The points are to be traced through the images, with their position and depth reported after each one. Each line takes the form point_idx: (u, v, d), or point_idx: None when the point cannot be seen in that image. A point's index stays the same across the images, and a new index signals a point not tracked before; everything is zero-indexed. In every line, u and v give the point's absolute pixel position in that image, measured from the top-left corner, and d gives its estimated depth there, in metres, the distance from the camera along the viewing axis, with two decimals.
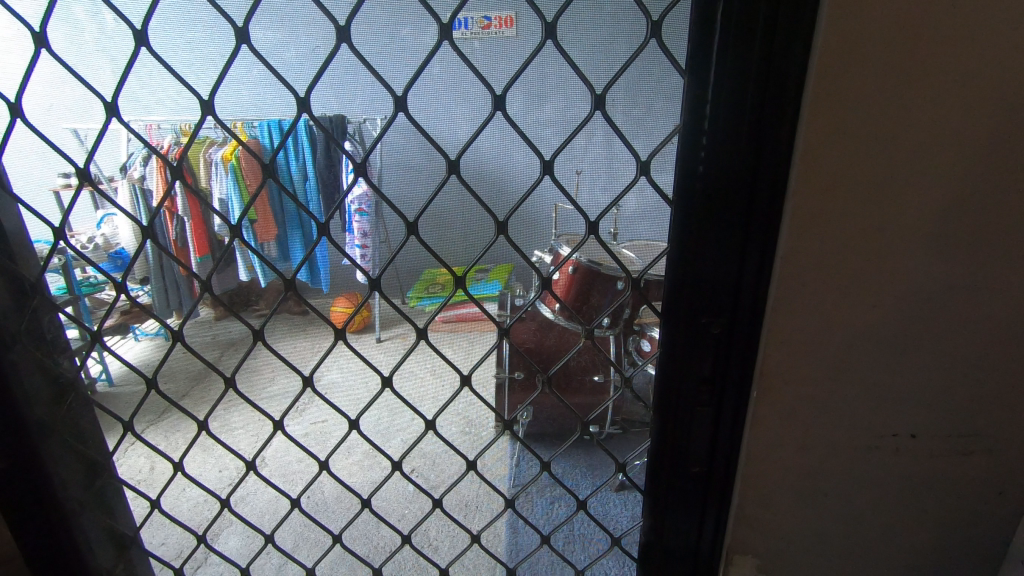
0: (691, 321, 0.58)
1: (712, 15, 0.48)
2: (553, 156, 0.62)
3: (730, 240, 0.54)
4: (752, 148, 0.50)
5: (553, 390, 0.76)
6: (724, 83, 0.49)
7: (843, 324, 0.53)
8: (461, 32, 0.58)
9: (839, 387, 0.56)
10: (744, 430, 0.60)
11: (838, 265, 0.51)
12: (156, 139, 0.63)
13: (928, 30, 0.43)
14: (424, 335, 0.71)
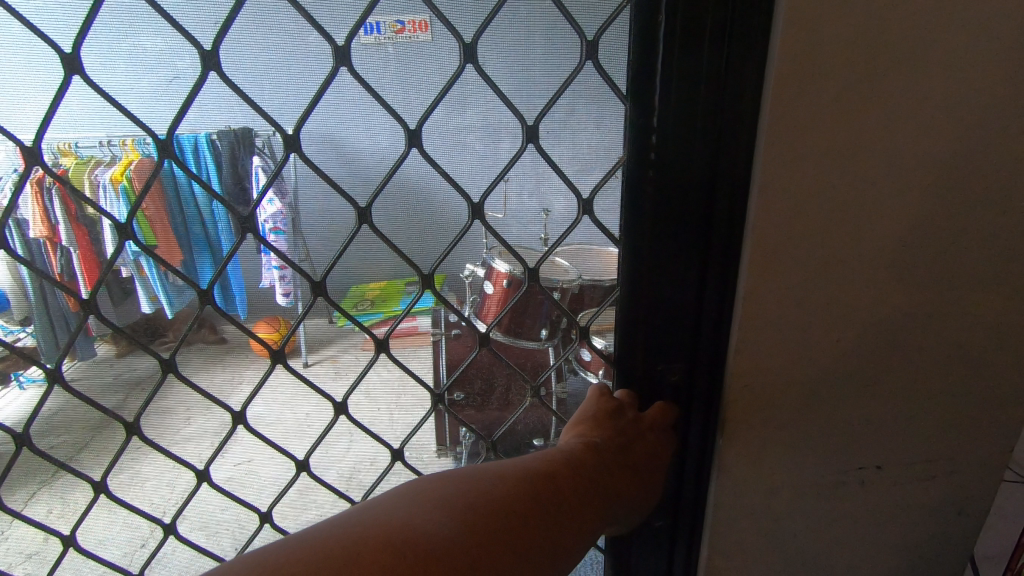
0: (646, 369, 0.55)
1: (655, 35, 0.43)
2: (481, 199, 0.56)
3: (683, 278, 0.50)
4: (702, 182, 0.46)
5: (495, 454, 0.73)
6: (669, 115, 0.45)
7: (810, 364, 0.50)
8: (361, 54, 0.49)
9: (807, 428, 0.53)
10: (712, 475, 0.56)
11: (802, 304, 0.47)
12: (25, 162, 0.49)
13: (888, 55, 0.39)
14: (342, 409, 0.66)
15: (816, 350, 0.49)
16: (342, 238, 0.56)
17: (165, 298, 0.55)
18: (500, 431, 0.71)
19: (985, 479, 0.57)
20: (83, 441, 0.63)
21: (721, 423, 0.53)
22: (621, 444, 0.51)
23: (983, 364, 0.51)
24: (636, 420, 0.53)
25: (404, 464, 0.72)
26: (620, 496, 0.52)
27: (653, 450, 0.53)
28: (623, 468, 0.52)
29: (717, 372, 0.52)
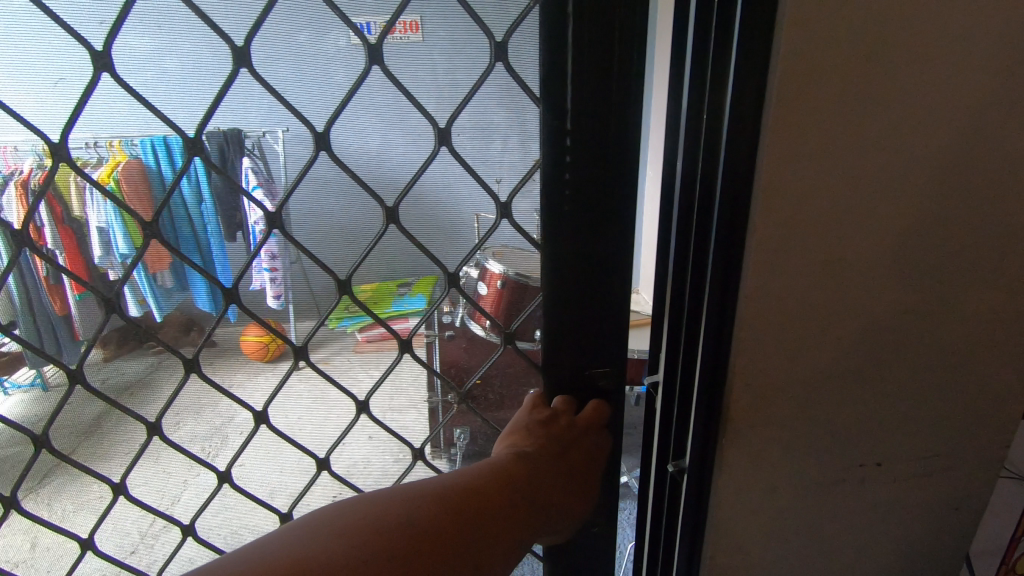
0: (579, 350, 0.60)
1: (563, 44, 0.48)
2: (397, 203, 0.55)
3: (606, 265, 0.56)
4: (613, 179, 0.52)
5: (422, 462, 0.72)
6: (577, 117, 0.50)
7: (807, 363, 0.50)
8: (261, 58, 0.48)
9: (806, 427, 0.53)
10: (712, 480, 0.55)
11: (800, 303, 0.47)
12: (13, 164, 0.48)
13: (887, 54, 0.39)
14: (263, 418, 0.64)
15: (815, 348, 0.49)
16: (264, 244, 0.54)
17: (154, 300, 0.55)
18: (430, 436, 0.71)
19: (981, 473, 0.58)
20: (72, 445, 0.61)
21: (722, 430, 0.52)
22: (557, 450, 0.59)
23: (976, 363, 0.52)
24: (568, 425, 0.61)
25: (330, 471, 0.70)
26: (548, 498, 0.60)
27: (586, 449, 0.62)
28: (557, 468, 0.60)
29: (716, 380, 0.51)
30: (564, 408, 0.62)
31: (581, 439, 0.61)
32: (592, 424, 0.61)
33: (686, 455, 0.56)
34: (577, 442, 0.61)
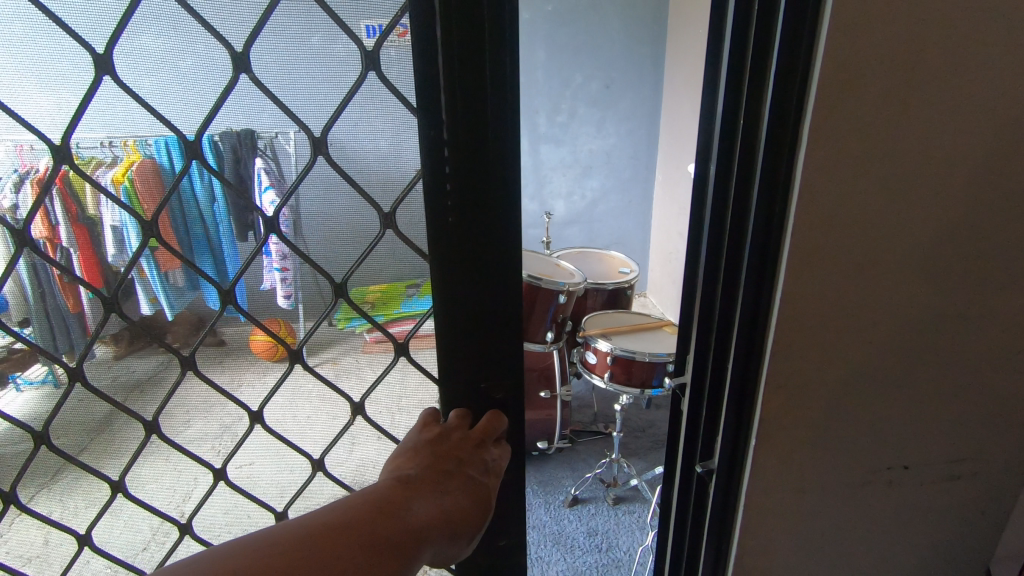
0: (471, 387, 0.51)
1: (432, 44, 0.39)
2: (393, 208, 0.45)
3: (496, 290, 0.48)
4: (501, 194, 0.44)
5: (323, 474, 0.56)
6: (455, 126, 0.42)
7: (840, 365, 0.50)
8: (268, 60, 0.38)
9: (836, 428, 0.53)
10: (741, 479, 0.56)
11: (834, 305, 0.48)
12: (28, 162, 0.37)
13: (928, 60, 0.40)
14: (154, 428, 0.49)
15: (847, 351, 0.50)
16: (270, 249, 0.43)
17: (165, 298, 0.43)
18: (334, 448, 0.55)
19: (1008, 478, 0.58)
20: (83, 444, 0.49)
21: (753, 431, 0.52)
22: (444, 466, 0.45)
23: (1007, 367, 0.52)
24: (461, 440, 0.48)
25: (326, 475, 0.56)
26: (455, 534, 0.43)
27: (486, 463, 0.48)
28: (454, 492, 0.44)
29: (749, 381, 0.51)
30: (459, 422, 0.50)
31: (479, 451, 0.48)
32: (489, 435, 0.50)
33: (715, 455, 0.56)
34: (477, 456, 0.48)
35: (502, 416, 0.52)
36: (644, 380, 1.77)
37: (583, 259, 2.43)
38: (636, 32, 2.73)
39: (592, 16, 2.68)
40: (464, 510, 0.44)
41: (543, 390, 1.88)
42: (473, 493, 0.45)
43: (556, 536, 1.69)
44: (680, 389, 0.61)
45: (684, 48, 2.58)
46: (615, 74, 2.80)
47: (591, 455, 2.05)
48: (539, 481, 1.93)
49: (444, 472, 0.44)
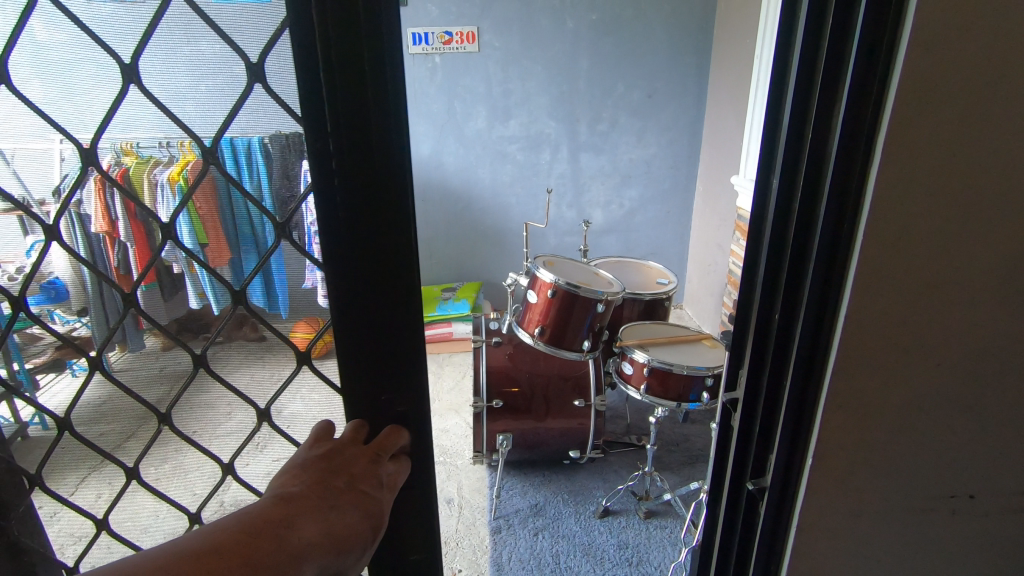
0: (369, 400, 0.53)
1: (315, 58, 0.41)
2: (290, 216, 0.45)
3: (390, 305, 0.50)
4: (388, 213, 0.46)
5: (234, 478, 0.56)
6: (341, 137, 0.43)
7: (907, 388, 0.49)
8: (154, 72, 0.40)
9: (897, 450, 0.51)
10: (795, 498, 0.54)
11: (902, 323, 0.46)
12: (94, 161, 0.41)
13: (1012, 76, 0.39)
14: (167, 420, 0.51)
15: (915, 373, 0.48)
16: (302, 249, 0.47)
17: (212, 295, 0.46)
18: (244, 451, 0.55)
19: None
20: (130, 431, 0.51)
21: (811, 449, 0.51)
22: (329, 481, 0.45)
23: None
24: (354, 456, 0.49)
25: (237, 480, 0.56)
26: (344, 548, 0.43)
27: (377, 479, 0.49)
28: (342, 504, 0.45)
29: (807, 398, 0.50)
30: (349, 438, 0.51)
31: (371, 467, 0.49)
32: (383, 450, 0.51)
33: (767, 473, 0.55)
34: (369, 471, 0.49)
35: (402, 432, 0.54)
36: (681, 394, 1.75)
37: (619, 268, 2.41)
38: (681, 41, 2.71)
39: (637, 26, 2.67)
40: (355, 523, 0.45)
41: (576, 398, 1.86)
42: (363, 506, 0.46)
43: (585, 547, 1.68)
44: (731, 404, 0.60)
45: (729, 58, 2.55)
46: (657, 84, 2.78)
47: (623, 468, 2.03)
48: (570, 490, 1.92)
49: (331, 486, 0.45)
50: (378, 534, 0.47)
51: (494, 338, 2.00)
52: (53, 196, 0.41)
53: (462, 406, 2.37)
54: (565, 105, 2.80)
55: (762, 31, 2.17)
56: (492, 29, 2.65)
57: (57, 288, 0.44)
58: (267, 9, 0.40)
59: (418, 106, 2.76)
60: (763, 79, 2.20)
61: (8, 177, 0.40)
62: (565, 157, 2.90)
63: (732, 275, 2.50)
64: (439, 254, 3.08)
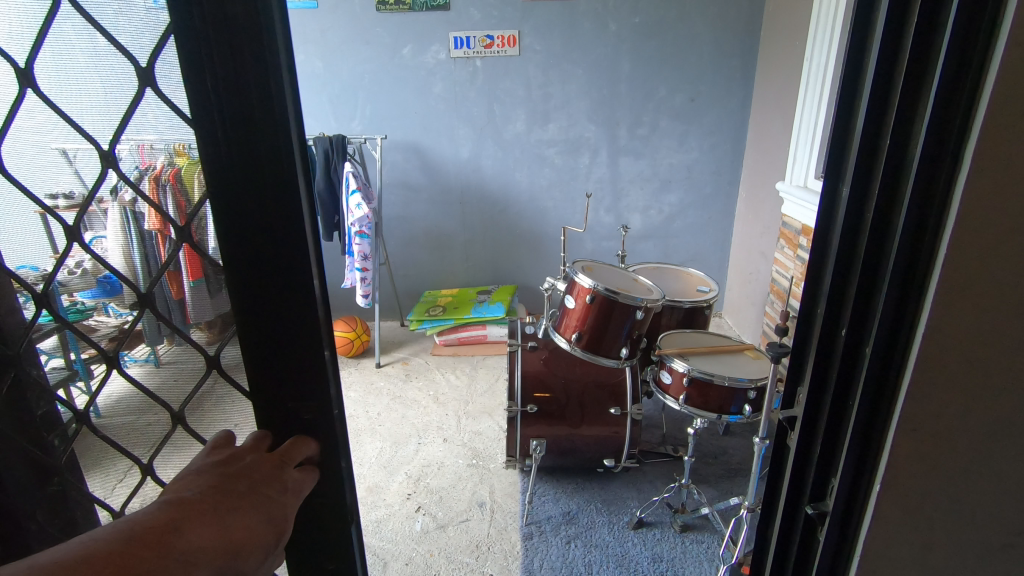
0: (277, 402, 0.56)
1: (200, 59, 0.44)
2: (190, 217, 0.49)
3: (287, 311, 0.52)
4: (279, 218, 0.48)
5: (153, 480, 0.58)
6: (228, 136, 0.46)
7: (998, 417, 0.44)
8: (48, 77, 0.43)
9: (983, 486, 0.47)
10: (858, 526, 0.51)
11: (995, 345, 0.42)
12: (147, 160, 0.47)
13: None
14: (83, 419, 0.54)
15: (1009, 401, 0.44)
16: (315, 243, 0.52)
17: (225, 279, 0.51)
18: (164, 455, 0.57)
19: None
20: (177, 418, 0.56)
21: (879, 475, 0.48)
22: (228, 482, 0.46)
23: None
24: (255, 462, 0.49)
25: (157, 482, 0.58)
26: (246, 546, 0.43)
27: (281, 483, 0.50)
28: (244, 503, 0.45)
29: (876, 419, 0.48)
30: (251, 445, 0.52)
31: (275, 472, 0.50)
32: (287, 459, 0.53)
33: (830, 497, 0.52)
34: (274, 476, 0.50)
35: (311, 438, 0.56)
36: (722, 405, 1.70)
37: (658, 275, 2.37)
38: (726, 43, 2.65)
39: (680, 28, 2.63)
40: (257, 524, 0.45)
41: (613, 406, 1.83)
42: (267, 508, 0.46)
43: (618, 558, 1.65)
44: (788, 422, 0.57)
45: (776, 61, 2.48)
46: (701, 88, 2.73)
47: (659, 479, 1.99)
48: (604, 499, 1.89)
49: (231, 485, 0.46)
50: (284, 537, 0.47)
51: (530, 342, 1.98)
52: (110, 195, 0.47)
53: (495, 409, 2.36)
54: (606, 109, 2.77)
55: (813, 33, 2.11)
56: (533, 33, 2.64)
57: (112, 281, 0.49)
58: (153, 16, 0.44)
59: (459, 109, 2.78)
60: (814, 82, 2.14)
61: (71, 176, 0.46)
62: (604, 161, 2.87)
63: (775, 285, 2.43)
64: (475, 257, 3.09)
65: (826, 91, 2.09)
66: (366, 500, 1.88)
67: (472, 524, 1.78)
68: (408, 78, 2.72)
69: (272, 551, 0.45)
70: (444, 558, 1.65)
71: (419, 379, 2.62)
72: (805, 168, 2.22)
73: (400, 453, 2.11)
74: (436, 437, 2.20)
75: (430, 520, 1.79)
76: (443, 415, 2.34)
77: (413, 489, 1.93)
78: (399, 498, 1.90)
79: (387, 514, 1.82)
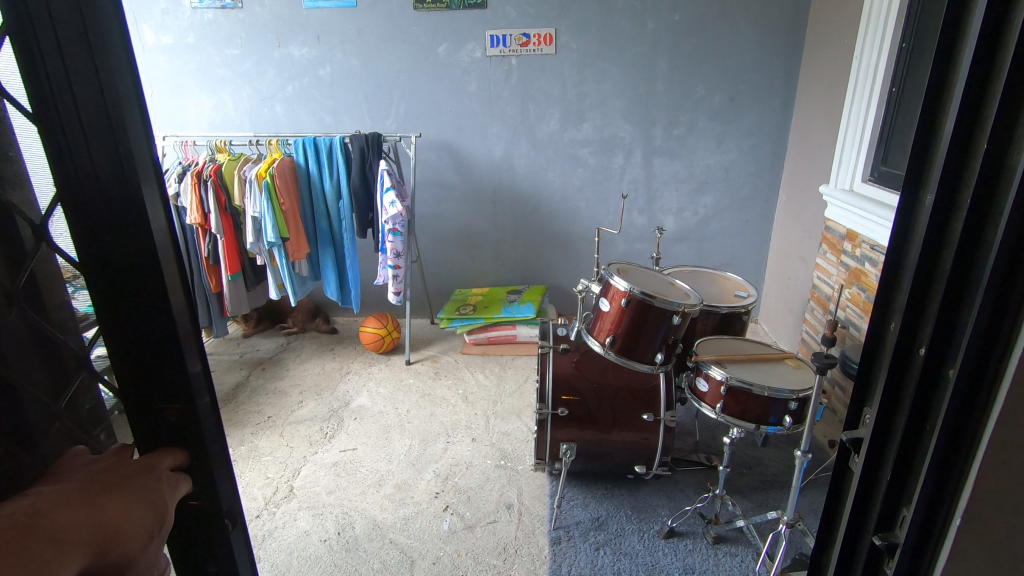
0: (143, 407, 0.52)
1: (28, 49, 0.42)
2: (45, 219, 0.47)
3: (151, 313, 0.50)
4: (132, 215, 0.46)
5: None
6: (70, 131, 0.44)
7: None
8: None
9: None
10: (931, 562, 0.47)
11: None
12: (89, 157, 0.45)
13: None
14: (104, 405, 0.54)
15: None
16: (170, 241, 0.50)
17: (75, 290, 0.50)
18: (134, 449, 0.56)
19: None
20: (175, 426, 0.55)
21: (959, 508, 0.44)
22: (92, 477, 0.42)
23: None
24: (122, 460, 0.46)
25: None
26: (124, 532, 0.41)
27: (157, 475, 0.47)
28: (116, 492, 0.42)
29: (961, 444, 0.43)
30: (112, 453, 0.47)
31: (149, 468, 0.47)
32: (156, 463, 0.49)
33: (900, 529, 0.48)
34: (147, 471, 0.47)
35: (180, 449, 0.53)
36: (760, 415, 1.64)
37: (695, 279, 2.31)
38: (769, 41, 2.57)
39: (722, 26, 2.56)
40: (135, 510, 0.42)
41: (645, 412, 1.79)
42: (145, 496, 0.44)
43: (648, 568, 1.62)
44: (853, 445, 0.53)
45: (822, 60, 2.39)
46: (741, 87, 2.65)
47: (691, 488, 1.94)
48: (634, 506, 1.85)
49: (98, 480, 0.42)
50: (166, 522, 0.45)
51: (561, 344, 1.94)
52: (51, 193, 0.46)
53: (524, 411, 2.35)
54: (642, 109, 2.72)
55: (863, 31, 2.02)
56: (570, 31, 2.61)
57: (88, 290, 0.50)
58: None
59: (492, 108, 2.77)
60: (863, 81, 2.05)
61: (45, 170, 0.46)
62: (639, 161, 2.82)
63: (816, 291, 2.35)
64: (505, 257, 3.07)
65: (875, 92, 2.00)
66: (395, 497, 1.89)
67: (500, 526, 1.77)
68: (443, 77, 2.72)
69: (156, 535, 0.43)
70: (472, 559, 1.65)
71: (448, 377, 2.62)
72: (851, 171, 2.14)
73: (429, 452, 2.11)
74: (464, 436, 2.20)
75: (457, 520, 1.79)
76: (472, 414, 2.34)
77: (442, 489, 1.92)
78: (426, 496, 1.89)
79: (414, 512, 1.82)
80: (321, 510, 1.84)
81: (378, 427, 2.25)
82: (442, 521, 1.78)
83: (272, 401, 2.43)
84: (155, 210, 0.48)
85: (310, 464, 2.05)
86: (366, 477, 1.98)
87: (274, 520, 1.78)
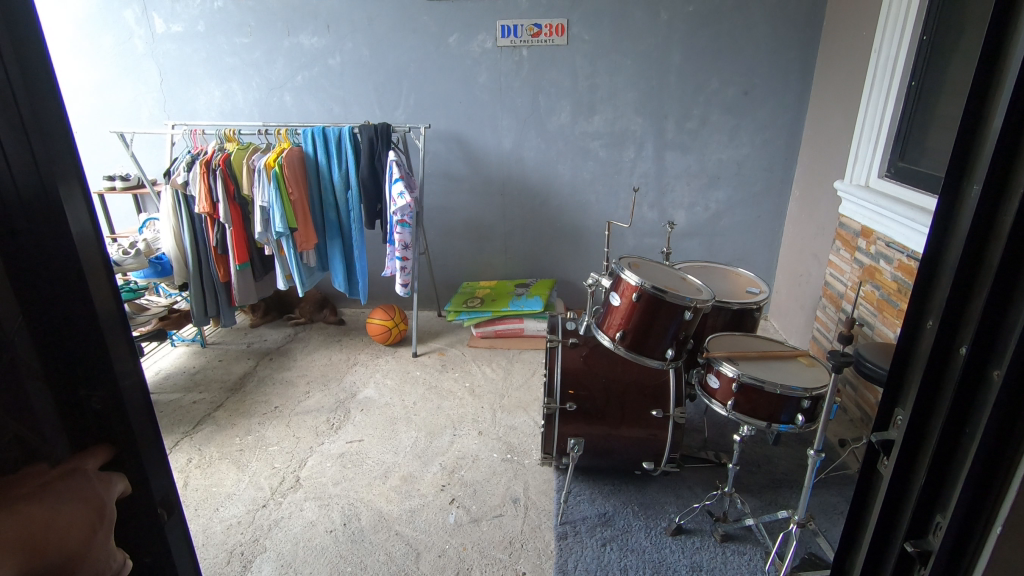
0: (65, 394, 0.45)
1: None
2: None
3: (71, 312, 0.43)
4: (53, 209, 0.41)
5: None
6: None
7: None
8: None
9: None
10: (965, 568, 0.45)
11: None
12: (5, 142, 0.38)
13: None
14: None
15: None
16: (92, 242, 0.44)
17: None
18: None
19: None
20: None
21: (1000, 516, 0.42)
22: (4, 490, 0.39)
23: None
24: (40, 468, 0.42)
25: None
26: (55, 538, 0.39)
27: (86, 471, 0.44)
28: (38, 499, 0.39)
29: (1006, 450, 0.41)
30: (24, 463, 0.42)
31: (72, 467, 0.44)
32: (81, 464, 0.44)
33: (934, 536, 0.46)
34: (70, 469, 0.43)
35: (104, 439, 0.47)
36: (771, 413, 1.62)
37: (706, 275, 2.28)
38: (786, 34, 2.52)
39: (737, 18, 2.51)
40: (63, 512, 0.40)
41: (655, 408, 1.77)
42: (74, 495, 0.41)
43: (655, 565, 1.60)
44: (882, 447, 0.51)
45: (839, 54, 2.35)
46: (756, 81, 2.61)
47: (698, 485, 1.92)
48: (640, 503, 1.84)
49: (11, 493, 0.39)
50: (107, 513, 0.43)
51: (570, 338, 1.91)
52: None
53: (531, 404, 2.33)
54: (654, 101, 2.68)
55: (884, 23, 1.97)
56: (582, 22, 2.58)
57: None
58: None
59: (503, 99, 2.74)
60: (881, 75, 2.00)
61: None
62: (650, 155, 2.78)
63: (829, 289, 2.31)
64: (513, 250, 3.05)
65: (894, 88, 1.96)
66: (401, 489, 1.88)
67: (506, 519, 1.76)
68: (453, 67, 2.69)
69: (97, 529, 0.42)
70: (478, 552, 1.64)
71: (455, 370, 2.61)
72: (867, 167, 2.09)
73: (436, 445, 2.10)
74: (470, 429, 2.19)
75: (463, 513, 1.78)
76: (479, 407, 2.33)
77: (449, 481, 1.92)
78: (433, 489, 1.89)
79: (421, 504, 1.82)
80: (328, 500, 1.83)
81: (384, 419, 2.25)
82: (449, 514, 1.77)
83: (279, 391, 2.43)
84: (77, 207, 0.42)
85: (316, 454, 2.05)
86: (372, 468, 1.98)
87: (282, 510, 1.79)
